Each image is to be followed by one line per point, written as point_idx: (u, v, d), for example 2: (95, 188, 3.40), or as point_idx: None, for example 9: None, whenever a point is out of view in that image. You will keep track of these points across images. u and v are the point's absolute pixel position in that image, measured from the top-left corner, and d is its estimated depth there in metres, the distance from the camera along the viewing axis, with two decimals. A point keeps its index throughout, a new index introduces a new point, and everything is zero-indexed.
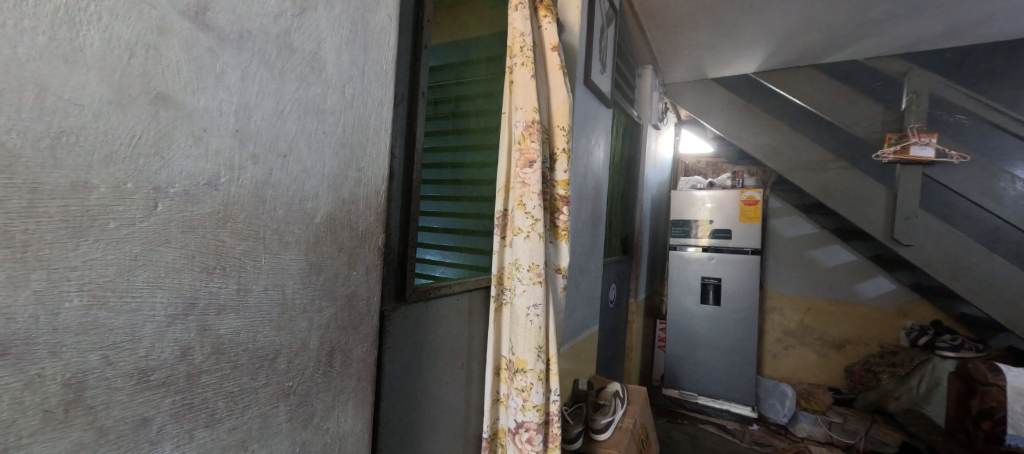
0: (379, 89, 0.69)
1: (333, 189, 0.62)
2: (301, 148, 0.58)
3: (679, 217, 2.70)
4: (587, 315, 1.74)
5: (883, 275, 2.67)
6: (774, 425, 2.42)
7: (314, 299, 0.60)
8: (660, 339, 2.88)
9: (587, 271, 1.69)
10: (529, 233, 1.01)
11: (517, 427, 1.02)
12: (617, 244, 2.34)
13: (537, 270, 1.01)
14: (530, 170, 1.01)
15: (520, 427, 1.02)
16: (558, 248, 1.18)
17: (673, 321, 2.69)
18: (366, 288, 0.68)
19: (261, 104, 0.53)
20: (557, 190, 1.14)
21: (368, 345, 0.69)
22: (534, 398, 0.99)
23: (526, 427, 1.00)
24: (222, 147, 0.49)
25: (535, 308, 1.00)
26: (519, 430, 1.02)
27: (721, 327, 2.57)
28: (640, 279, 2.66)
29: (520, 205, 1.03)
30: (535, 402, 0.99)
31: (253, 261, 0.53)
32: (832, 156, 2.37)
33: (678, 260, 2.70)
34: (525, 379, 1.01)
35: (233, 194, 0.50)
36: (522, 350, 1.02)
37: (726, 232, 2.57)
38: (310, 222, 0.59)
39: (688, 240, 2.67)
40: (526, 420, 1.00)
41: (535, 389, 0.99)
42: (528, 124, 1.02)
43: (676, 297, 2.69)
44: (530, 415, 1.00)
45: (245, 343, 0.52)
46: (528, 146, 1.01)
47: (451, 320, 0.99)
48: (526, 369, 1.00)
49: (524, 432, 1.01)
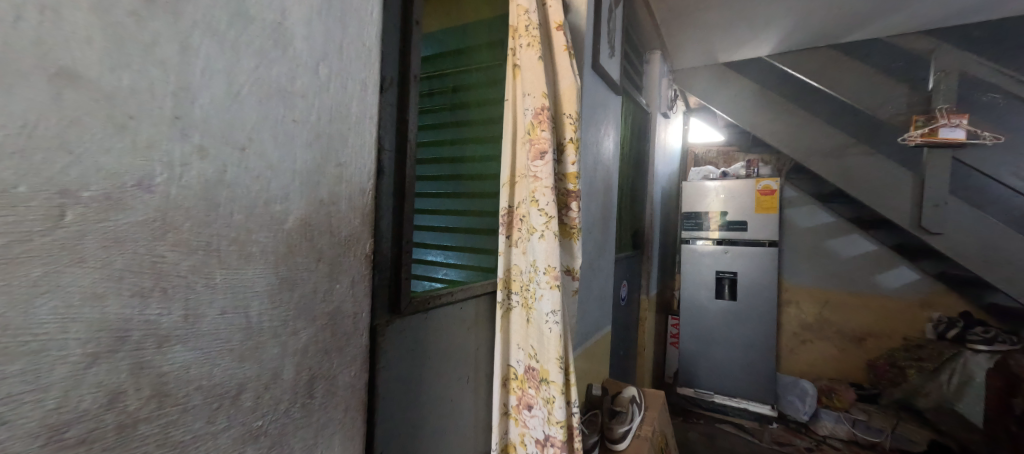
0: (360, 71, 0.58)
1: (308, 187, 0.52)
2: (264, 139, 0.47)
3: (691, 209, 2.56)
4: (599, 315, 1.64)
5: (906, 266, 2.54)
6: (794, 423, 2.31)
7: (287, 321, 0.50)
8: (673, 335, 2.77)
9: (598, 270, 1.58)
10: (543, 232, 0.92)
11: (544, 440, 0.94)
12: (628, 239, 2.24)
13: (554, 272, 0.91)
14: (541, 162, 0.91)
15: (546, 441, 0.94)
16: (570, 247, 1.08)
17: (686, 317, 2.57)
18: (353, 303, 0.59)
19: (208, 84, 0.42)
20: (566, 185, 1.03)
21: (356, 368, 0.60)
22: (557, 414, 0.91)
23: (551, 442, 0.92)
24: (156, 139, 0.39)
25: (553, 316, 0.92)
26: (544, 444, 0.94)
27: (738, 323, 2.45)
28: (651, 274, 2.55)
29: (533, 201, 0.93)
30: (559, 417, 0.90)
31: (203, 280, 0.43)
32: (852, 139, 2.27)
33: (690, 255, 2.56)
34: (548, 390, 0.93)
35: (173, 196, 0.40)
36: (545, 360, 0.93)
37: (742, 224, 2.44)
38: (280, 229, 0.49)
39: (700, 233, 2.54)
40: (551, 435, 0.92)
41: (558, 404, 0.91)
42: (538, 111, 0.91)
43: (689, 293, 2.57)
44: (554, 431, 0.92)
45: (198, 380, 0.43)
46: (538, 136, 0.91)
47: (455, 329, 0.90)
48: (549, 381, 0.93)
49: (549, 447, 0.93)
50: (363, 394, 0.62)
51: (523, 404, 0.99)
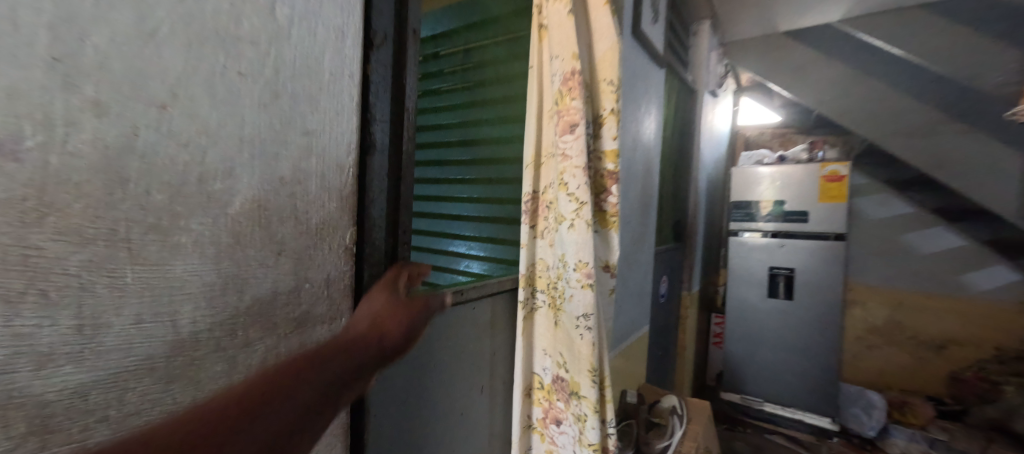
0: (336, 15, 0.46)
1: (262, 161, 0.41)
2: (195, 95, 0.36)
3: (739, 198, 2.21)
4: (636, 314, 1.47)
5: (1002, 265, 2.19)
6: (857, 438, 2.07)
7: (235, 330, 0.40)
8: (718, 335, 2.55)
9: (635, 264, 1.41)
10: (573, 222, 0.78)
11: None
12: (669, 230, 2.04)
13: (585, 269, 0.78)
14: (570, 137, 0.77)
15: None
16: (607, 238, 0.93)
17: (732, 318, 2.26)
18: (325, 307, 0.48)
19: (107, 15, 0.31)
20: (605, 165, 0.87)
21: None
22: (589, 435, 0.79)
23: None
24: (21, 85, 0.28)
25: (585, 321, 0.79)
26: None
27: (794, 327, 2.11)
28: (695, 268, 2.34)
29: (561, 184, 0.80)
30: (592, 439, 0.79)
31: (106, 280, 0.33)
32: (945, 117, 2.11)
33: (738, 249, 2.22)
34: (579, 406, 0.81)
35: (54, 166, 0.30)
36: (576, 371, 0.81)
37: (802, 215, 2.06)
38: (223, 214, 0.39)
39: (749, 224, 2.19)
40: None
41: (590, 423, 0.79)
42: (568, 76, 0.77)
43: (736, 291, 2.24)
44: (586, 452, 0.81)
45: (101, 410, 0.33)
46: (567, 107, 0.77)
47: (467, 333, 0.78)
48: (580, 396, 0.81)
49: None
50: (346, 417, 0.52)
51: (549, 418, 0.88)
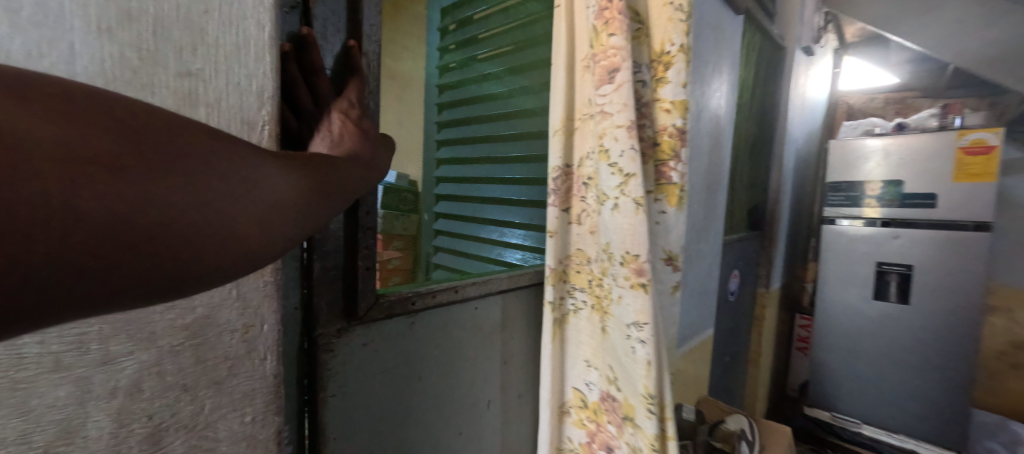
0: None
1: None
2: None
3: (840, 178, 1.85)
4: (698, 314, 1.25)
5: None
6: None
7: (81, 342, 0.30)
8: (804, 339, 2.19)
9: (699, 255, 1.18)
10: (618, 201, 0.61)
11: None
12: (742, 216, 1.76)
13: (636, 263, 0.61)
14: (611, 88, 0.59)
15: None
16: (664, 221, 0.71)
17: (823, 321, 1.91)
18: (234, 309, 0.36)
19: None
20: (672, 120, 0.66)
21: (258, 408, 0.39)
22: None
23: None
24: None
25: (639, 330, 0.61)
26: None
27: (904, 335, 1.70)
28: (777, 261, 2.01)
29: (601, 152, 0.63)
30: None
31: None
32: None
33: (835, 239, 1.86)
34: (634, 435, 0.66)
35: None
36: (630, 392, 0.65)
37: (929, 198, 1.62)
38: None
39: (851, 210, 1.82)
40: None
41: None
42: (604, 6, 0.59)
43: (830, 289, 1.88)
44: None
45: None
46: (603, 48, 0.60)
47: (470, 339, 0.65)
48: (635, 423, 0.65)
49: None
50: (280, 447, 0.41)
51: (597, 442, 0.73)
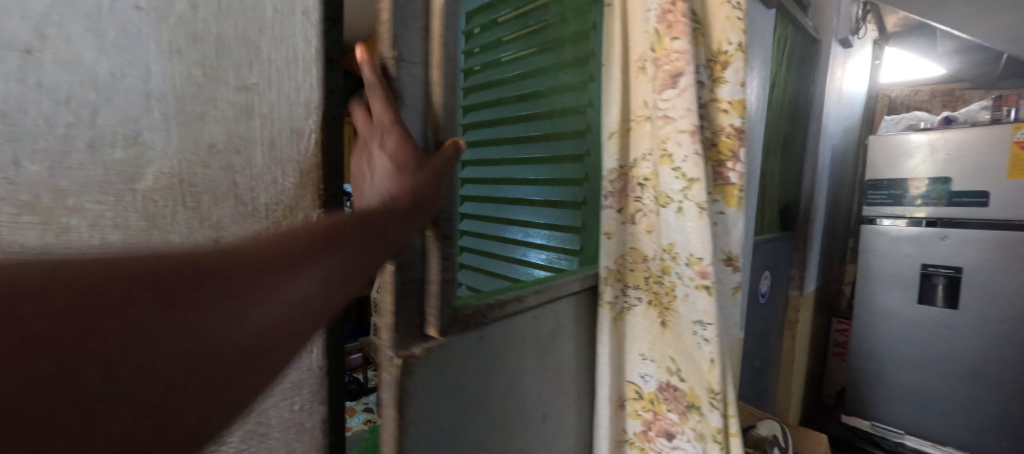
0: None
1: (182, 122, 0.33)
2: (75, 36, 0.28)
3: (880, 176, 1.77)
4: None
5: None
6: None
7: None
8: (842, 343, 2.11)
9: None
10: (682, 205, 0.65)
11: None
12: (774, 215, 1.72)
13: (700, 265, 0.65)
14: (673, 93, 0.62)
15: None
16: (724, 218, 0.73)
17: (862, 325, 1.83)
18: None
19: None
20: (730, 120, 0.68)
21: (305, 398, 0.42)
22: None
23: None
24: None
25: (705, 327, 0.66)
26: None
27: (951, 342, 1.62)
28: (812, 262, 1.95)
29: (663, 156, 0.66)
30: None
31: None
32: None
33: (875, 240, 1.79)
34: (697, 421, 0.69)
35: None
36: (694, 382, 0.69)
37: (979, 197, 1.53)
38: (130, 186, 0.31)
39: (892, 209, 1.74)
40: None
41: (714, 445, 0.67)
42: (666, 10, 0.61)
43: (870, 292, 1.81)
44: None
45: None
46: (665, 53, 0.62)
47: (529, 349, 0.64)
48: (700, 411, 0.69)
49: None
50: (325, 435, 0.44)
51: (653, 434, 0.74)
